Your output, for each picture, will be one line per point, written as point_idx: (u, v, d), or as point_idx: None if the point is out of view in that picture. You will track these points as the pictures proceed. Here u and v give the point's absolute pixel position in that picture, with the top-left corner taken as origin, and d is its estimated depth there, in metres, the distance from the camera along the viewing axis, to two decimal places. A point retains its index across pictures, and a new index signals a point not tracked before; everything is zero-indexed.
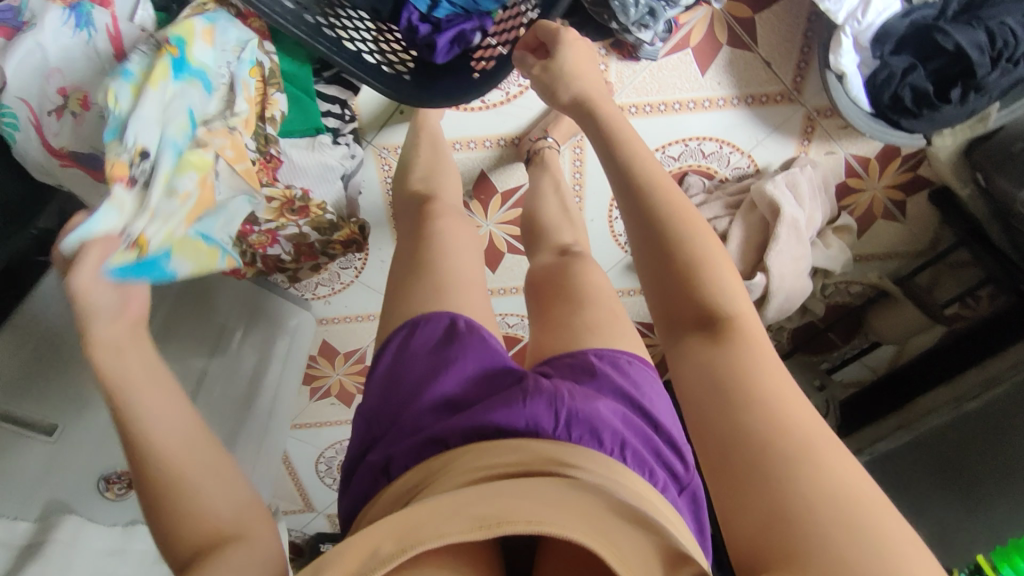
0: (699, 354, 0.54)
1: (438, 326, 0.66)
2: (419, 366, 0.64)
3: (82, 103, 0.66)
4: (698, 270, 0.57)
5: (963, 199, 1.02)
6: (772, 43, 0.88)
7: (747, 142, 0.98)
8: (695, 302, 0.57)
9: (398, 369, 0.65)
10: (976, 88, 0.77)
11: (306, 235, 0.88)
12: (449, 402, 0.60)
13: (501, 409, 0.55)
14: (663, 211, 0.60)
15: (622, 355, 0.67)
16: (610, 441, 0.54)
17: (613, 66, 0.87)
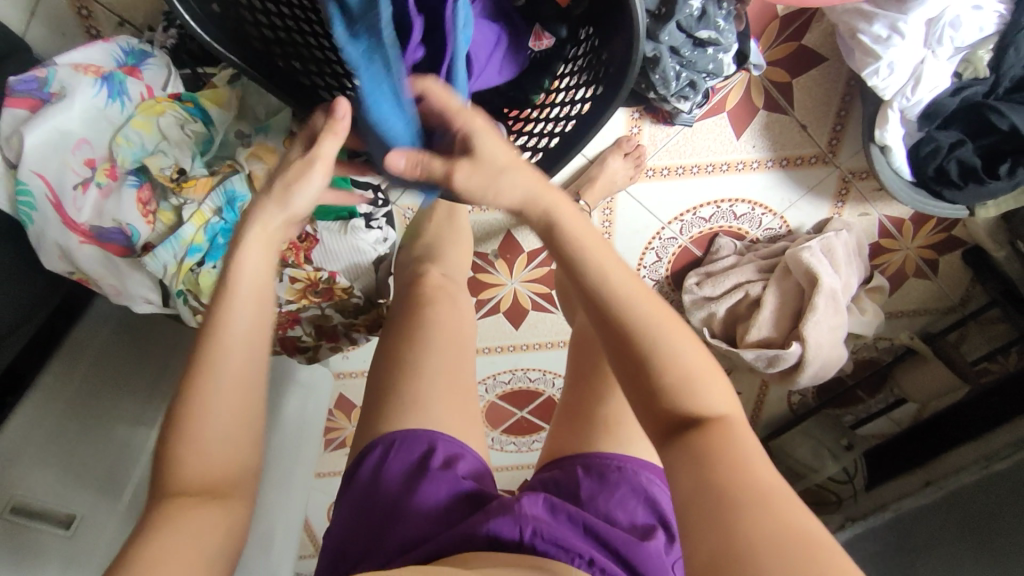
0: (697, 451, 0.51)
1: (410, 441, 0.66)
2: (387, 482, 0.65)
3: (111, 172, 0.60)
4: (674, 382, 0.53)
5: (998, 260, 0.99)
6: (808, 107, 0.85)
7: (781, 204, 0.95)
8: (674, 412, 0.53)
9: (371, 485, 0.65)
10: None
11: (329, 317, 0.79)
12: (422, 521, 0.62)
13: (466, 537, 0.57)
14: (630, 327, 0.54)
15: (612, 460, 0.66)
16: (579, 554, 0.56)
17: (646, 129, 0.85)
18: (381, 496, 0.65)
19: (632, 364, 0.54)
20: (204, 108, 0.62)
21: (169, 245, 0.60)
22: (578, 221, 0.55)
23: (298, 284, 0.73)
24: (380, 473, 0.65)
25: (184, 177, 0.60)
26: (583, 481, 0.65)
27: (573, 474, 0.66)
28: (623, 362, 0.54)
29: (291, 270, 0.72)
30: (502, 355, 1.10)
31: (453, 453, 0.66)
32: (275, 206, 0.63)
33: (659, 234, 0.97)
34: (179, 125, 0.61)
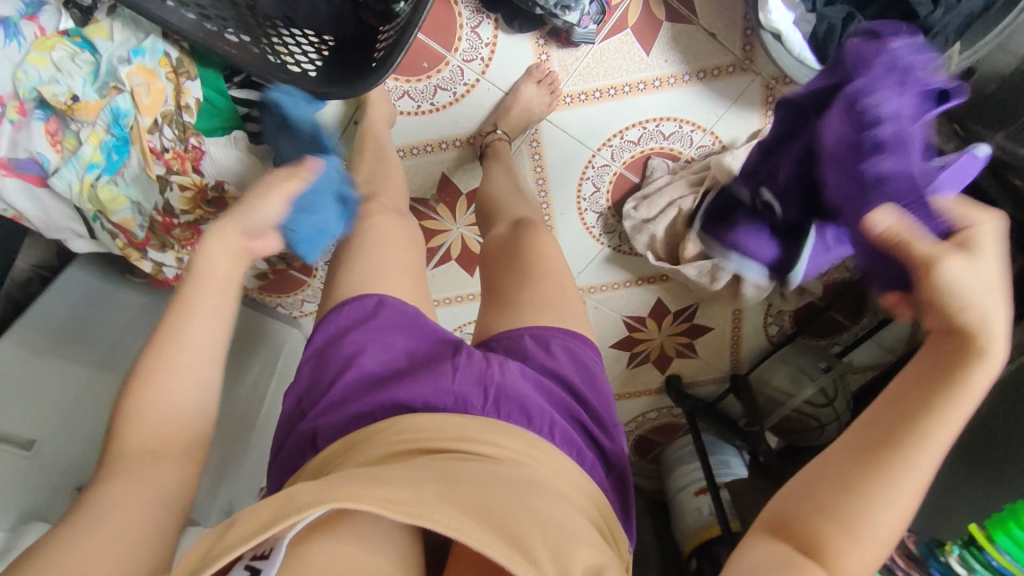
0: (768, 558, 0.40)
1: (365, 303, 0.65)
2: (348, 340, 0.63)
3: (20, 109, 0.61)
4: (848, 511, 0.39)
5: None
6: (713, 14, 0.87)
7: (708, 118, 0.96)
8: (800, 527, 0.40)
9: (331, 344, 0.64)
10: (923, 30, 0.74)
11: (231, 231, 0.71)
12: (375, 375, 0.60)
13: (433, 384, 0.56)
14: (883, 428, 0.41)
15: (555, 336, 0.65)
16: (539, 418, 0.56)
17: (553, 55, 0.90)
18: (339, 355, 0.62)
19: (835, 478, 0.41)
20: (90, 40, 0.61)
21: (71, 166, 0.61)
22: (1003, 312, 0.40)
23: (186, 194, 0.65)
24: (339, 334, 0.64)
25: (78, 101, 0.60)
26: (528, 349, 0.63)
27: (524, 344, 0.64)
28: (818, 473, 0.42)
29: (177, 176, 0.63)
30: (466, 305, 1.14)
31: (406, 308, 0.66)
32: (164, 125, 0.62)
33: (591, 162, 0.99)
34: (71, 58, 0.60)
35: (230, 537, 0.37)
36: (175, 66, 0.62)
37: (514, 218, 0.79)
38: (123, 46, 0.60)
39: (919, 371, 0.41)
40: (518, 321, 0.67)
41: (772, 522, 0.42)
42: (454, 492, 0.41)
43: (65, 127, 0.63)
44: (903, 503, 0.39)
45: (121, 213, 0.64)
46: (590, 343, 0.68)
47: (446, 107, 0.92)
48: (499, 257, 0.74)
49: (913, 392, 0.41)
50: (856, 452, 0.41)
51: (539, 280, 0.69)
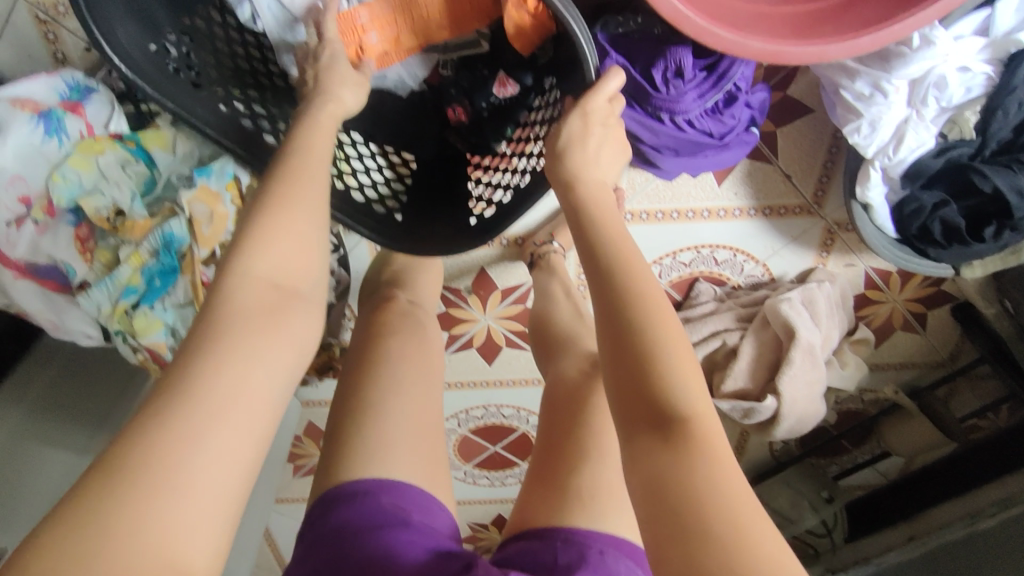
0: (646, 459, 0.44)
1: (388, 487, 0.59)
2: (365, 535, 0.56)
3: (48, 208, 0.52)
4: (646, 357, 0.46)
5: (987, 317, 0.96)
6: (793, 157, 0.82)
7: (763, 251, 0.93)
8: (644, 400, 0.46)
9: (344, 532, 0.57)
10: (1012, 228, 0.71)
11: None
12: None
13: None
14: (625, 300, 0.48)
15: (595, 543, 0.57)
16: None
17: (624, 173, 0.82)
18: (350, 551, 0.55)
19: (626, 361, 0.47)
20: (146, 148, 0.54)
21: (103, 286, 0.53)
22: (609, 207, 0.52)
23: None
24: (353, 520, 0.57)
25: (123, 219, 0.52)
26: (559, 561, 0.55)
27: (554, 550, 0.56)
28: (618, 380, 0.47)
29: None
30: (473, 390, 1.08)
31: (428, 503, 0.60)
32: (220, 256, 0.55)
33: None
34: (122, 166, 0.52)
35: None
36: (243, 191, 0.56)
37: (584, 353, 0.76)
38: (187, 162, 0.55)
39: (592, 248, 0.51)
40: (560, 515, 0.59)
41: (628, 417, 0.46)
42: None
43: (100, 235, 0.54)
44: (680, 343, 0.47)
45: (152, 337, 0.54)
46: (638, 557, 0.58)
47: None
48: (556, 410, 0.70)
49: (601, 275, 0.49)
50: (613, 336, 0.47)
51: (606, 458, 0.64)
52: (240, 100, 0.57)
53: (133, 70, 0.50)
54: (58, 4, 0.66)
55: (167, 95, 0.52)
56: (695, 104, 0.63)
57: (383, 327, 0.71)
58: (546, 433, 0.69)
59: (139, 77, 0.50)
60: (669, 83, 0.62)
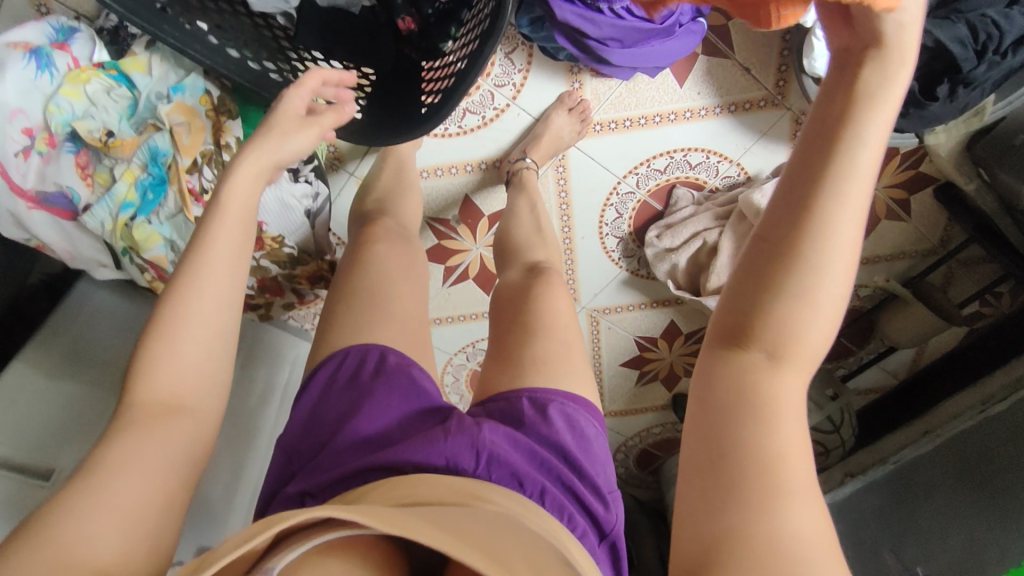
0: (742, 371, 0.43)
1: (361, 358, 0.64)
2: (346, 399, 0.61)
3: (50, 139, 0.58)
4: (802, 269, 0.40)
5: (969, 194, 0.97)
6: (749, 48, 0.85)
7: (735, 150, 0.95)
8: (770, 315, 0.42)
9: (322, 402, 0.63)
10: (964, 83, 0.73)
11: (266, 270, 0.75)
12: (364, 441, 0.57)
13: (420, 450, 0.51)
14: (830, 204, 0.38)
15: (557, 397, 0.61)
16: (529, 483, 0.51)
17: (588, 84, 0.87)
18: (334, 414, 0.61)
19: (754, 285, 0.42)
20: (126, 73, 0.59)
21: (105, 203, 0.60)
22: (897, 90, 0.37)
23: None
24: (327, 393, 0.63)
25: (114, 138, 0.58)
26: (527, 414, 0.58)
27: (521, 407, 0.59)
28: (740, 293, 0.42)
29: None
30: (477, 323, 1.13)
31: (407, 365, 0.64)
32: (203, 165, 0.60)
33: (616, 189, 0.98)
34: (107, 92, 0.58)
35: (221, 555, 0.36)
36: (216, 104, 0.62)
37: (529, 262, 0.79)
38: (163, 82, 0.60)
39: (818, 155, 0.38)
40: (512, 381, 0.63)
41: (733, 323, 0.43)
42: (427, 514, 0.40)
43: (98, 160, 0.60)
44: (834, 296, 0.40)
45: (154, 250, 0.61)
46: (590, 408, 0.63)
47: (474, 131, 0.90)
48: (506, 302, 0.73)
49: (806, 184, 0.39)
50: (780, 233, 0.40)
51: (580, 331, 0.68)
52: (202, 20, 0.60)
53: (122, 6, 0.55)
54: None
55: (140, 17, 0.56)
56: None
57: (367, 241, 0.76)
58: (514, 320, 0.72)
59: (132, 14, 0.55)
60: None
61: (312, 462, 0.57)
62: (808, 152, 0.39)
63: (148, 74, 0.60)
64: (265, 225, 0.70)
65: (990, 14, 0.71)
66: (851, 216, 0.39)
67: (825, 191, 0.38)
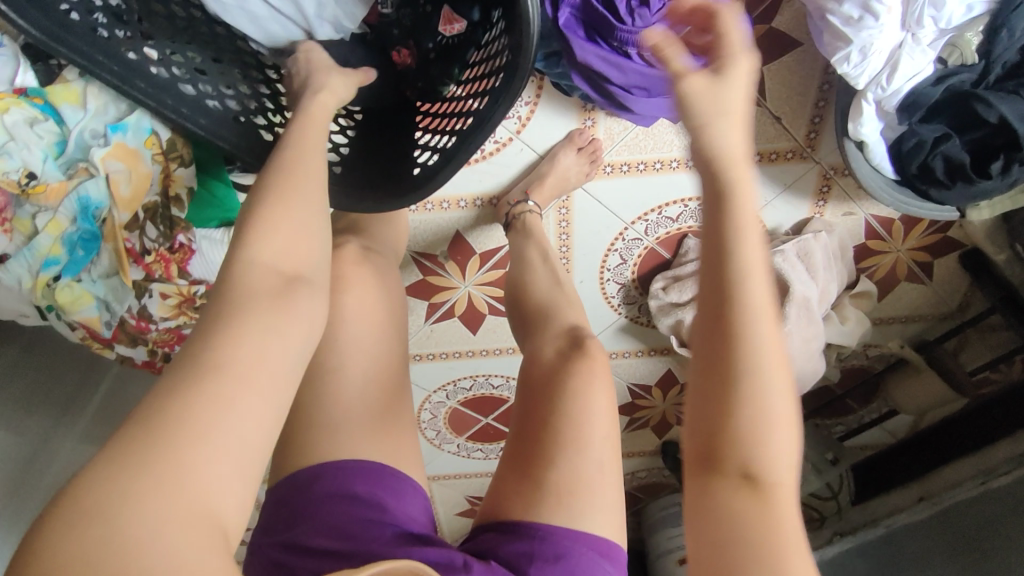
0: (726, 499, 0.44)
1: (351, 468, 0.57)
2: (333, 512, 0.54)
3: None
4: (738, 389, 0.44)
5: (997, 264, 0.91)
6: (781, 97, 0.76)
7: (755, 202, 0.87)
8: (731, 438, 0.45)
9: (309, 512, 0.55)
10: (1021, 160, 0.65)
11: None
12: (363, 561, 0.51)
13: None
14: (742, 329, 0.44)
15: (567, 539, 0.53)
16: None
17: (601, 122, 0.77)
18: (320, 530, 0.54)
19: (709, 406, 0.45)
20: (55, 104, 0.49)
21: (22, 256, 0.49)
22: (752, 221, 0.44)
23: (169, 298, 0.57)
24: (311, 501, 0.56)
25: (35, 182, 0.48)
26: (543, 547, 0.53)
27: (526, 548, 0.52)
28: (700, 416, 0.46)
29: (159, 285, 0.55)
30: (460, 362, 1.04)
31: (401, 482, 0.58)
32: (147, 222, 0.53)
33: (622, 235, 0.89)
34: (31, 126, 0.48)
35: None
36: (164, 148, 0.54)
37: (537, 334, 0.70)
38: (99, 118, 0.50)
39: (714, 285, 0.44)
40: (530, 502, 0.55)
41: (701, 451, 0.46)
42: None
43: (16, 203, 0.49)
44: (779, 407, 0.44)
45: (83, 312, 0.53)
46: (609, 550, 0.55)
47: (471, 165, 0.80)
48: None
49: (718, 320, 0.44)
50: (709, 363, 0.45)
51: (581, 423, 0.59)
52: (152, 49, 0.53)
53: (41, 31, 0.47)
54: None
55: (68, 45, 0.48)
56: (664, 36, 0.58)
57: None
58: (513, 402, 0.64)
59: (58, 43, 0.47)
60: (634, 13, 0.57)
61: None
62: (704, 293, 0.45)
63: (83, 105, 0.50)
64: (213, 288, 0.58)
65: None
66: (762, 333, 0.44)
67: (734, 318, 0.44)
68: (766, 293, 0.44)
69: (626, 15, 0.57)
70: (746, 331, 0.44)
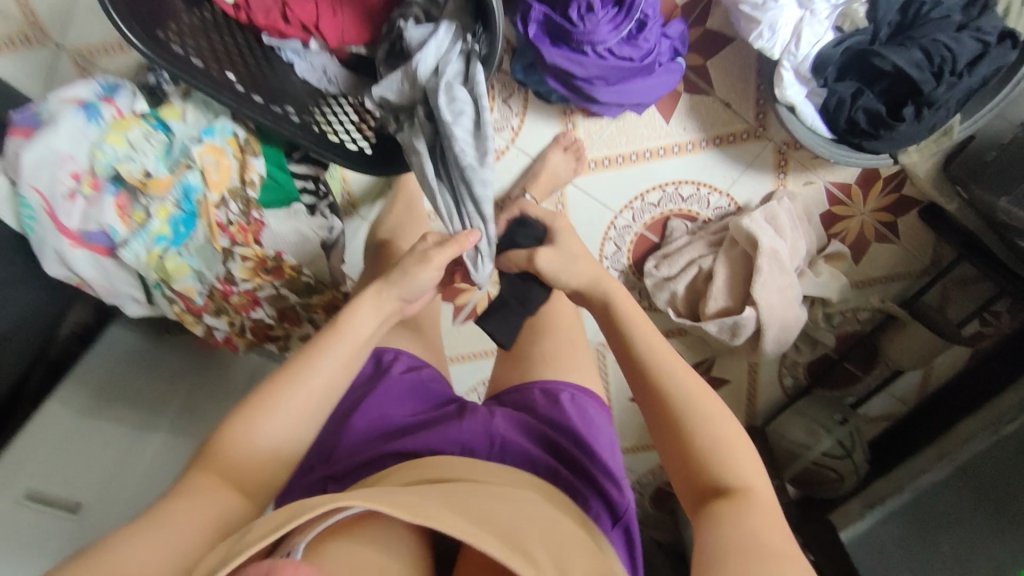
0: (717, 515, 0.54)
1: (383, 359, 0.71)
2: (361, 407, 0.66)
3: (93, 184, 0.65)
4: (686, 430, 0.59)
5: (952, 213, 1.01)
6: (727, 85, 0.94)
7: (725, 180, 1.01)
8: (698, 467, 0.58)
9: (344, 404, 0.68)
10: (927, 104, 0.79)
11: (286, 298, 0.73)
12: (388, 428, 0.64)
13: (446, 429, 0.62)
14: (664, 379, 0.61)
15: (565, 389, 0.69)
16: (542, 467, 0.60)
17: (580, 124, 0.95)
18: (353, 416, 0.66)
19: (678, 461, 0.60)
20: (165, 121, 0.68)
21: (139, 238, 0.65)
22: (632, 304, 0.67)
23: (247, 263, 0.70)
24: (346, 394, 0.69)
25: (150, 178, 0.65)
26: (536, 402, 0.68)
27: (534, 397, 0.68)
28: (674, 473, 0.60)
29: (239, 249, 0.69)
30: (486, 361, 1.15)
31: (418, 367, 0.72)
32: (229, 200, 0.68)
33: (614, 223, 1.03)
34: (146, 138, 0.66)
35: (246, 539, 0.41)
36: (242, 145, 0.70)
37: None
38: (195, 127, 0.68)
39: (625, 358, 0.64)
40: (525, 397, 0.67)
41: (695, 496, 0.58)
42: (450, 503, 0.44)
43: (135, 201, 0.66)
44: (719, 425, 0.59)
45: (182, 281, 0.68)
46: (599, 400, 0.72)
47: None
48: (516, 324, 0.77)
49: (643, 383, 0.62)
50: (655, 418, 0.61)
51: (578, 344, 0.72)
52: (231, 73, 0.68)
53: (163, 60, 0.61)
54: (94, 48, 0.85)
55: (176, 66, 0.62)
56: (610, 34, 0.74)
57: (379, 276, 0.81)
58: (525, 343, 0.76)
59: (173, 67, 0.62)
60: (584, 18, 0.74)
61: (340, 449, 0.63)
62: (629, 370, 0.64)
63: (182, 120, 0.68)
64: (283, 252, 0.72)
65: (940, 39, 0.76)
66: (678, 380, 0.61)
67: (653, 378, 0.62)
68: (665, 348, 0.64)
69: (578, 20, 0.74)
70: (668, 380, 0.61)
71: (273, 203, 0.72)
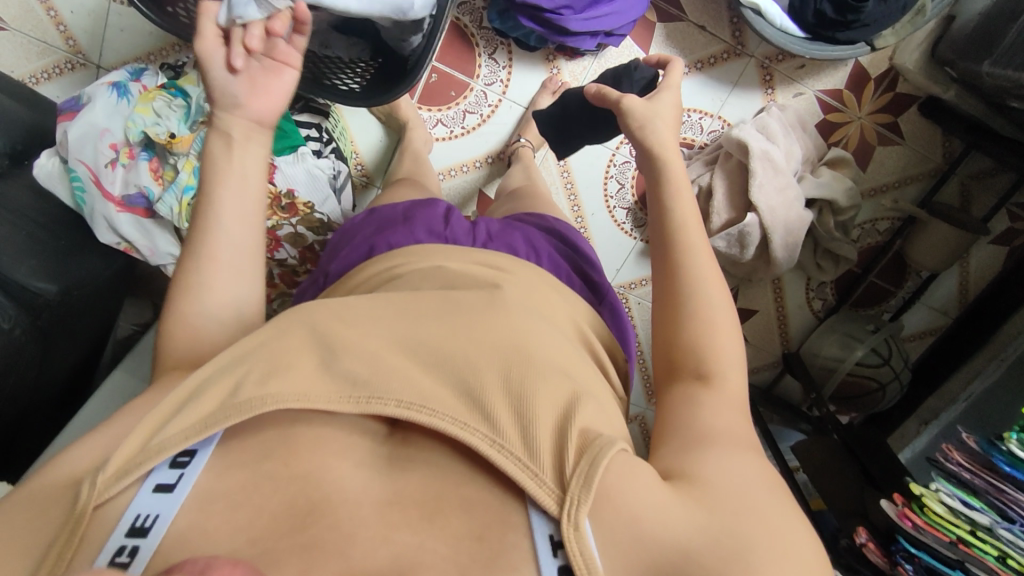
0: (688, 389, 0.48)
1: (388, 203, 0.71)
2: (359, 229, 0.68)
3: (130, 153, 0.76)
4: (689, 291, 0.51)
5: (951, 101, 1.00)
6: (698, 9, 0.99)
7: (714, 104, 1.04)
8: (685, 334, 0.50)
9: (347, 232, 0.69)
10: None
11: (304, 237, 0.82)
12: (374, 237, 0.65)
13: (428, 229, 0.64)
14: (682, 236, 0.54)
15: (546, 217, 0.73)
16: (524, 249, 0.64)
17: (564, 68, 1.01)
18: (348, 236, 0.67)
19: (663, 322, 0.52)
20: (182, 88, 0.78)
21: (171, 192, 0.75)
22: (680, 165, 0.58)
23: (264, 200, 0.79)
24: (350, 224, 0.70)
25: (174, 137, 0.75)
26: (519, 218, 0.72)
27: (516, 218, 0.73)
28: (654, 344, 0.53)
29: None
30: None
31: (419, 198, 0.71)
32: None
33: (612, 160, 1.08)
34: (168, 106, 0.76)
35: (168, 431, 0.38)
36: None
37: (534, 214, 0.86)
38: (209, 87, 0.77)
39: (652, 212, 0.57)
40: None
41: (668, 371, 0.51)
42: (426, 362, 0.43)
43: (165, 162, 0.77)
44: (722, 309, 0.51)
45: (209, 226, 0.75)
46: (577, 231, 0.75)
47: (476, 129, 1.03)
48: None
49: (660, 241, 0.54)
50: (660, 275, 0.53)
51: None
52: None
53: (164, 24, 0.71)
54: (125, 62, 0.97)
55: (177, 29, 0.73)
56: None
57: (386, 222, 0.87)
58: None
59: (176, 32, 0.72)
60: None
61: (333, 259, 0.66)
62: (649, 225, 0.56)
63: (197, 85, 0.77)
64: (294, 190, 0.81)
65: None
66: (698, 248, 0.53)
67: (674, 235, 0.54)
68: (691, 209, 0.56)
69: None
70: (686, 239, 0.54)
71: (285, 147, 0.80)
